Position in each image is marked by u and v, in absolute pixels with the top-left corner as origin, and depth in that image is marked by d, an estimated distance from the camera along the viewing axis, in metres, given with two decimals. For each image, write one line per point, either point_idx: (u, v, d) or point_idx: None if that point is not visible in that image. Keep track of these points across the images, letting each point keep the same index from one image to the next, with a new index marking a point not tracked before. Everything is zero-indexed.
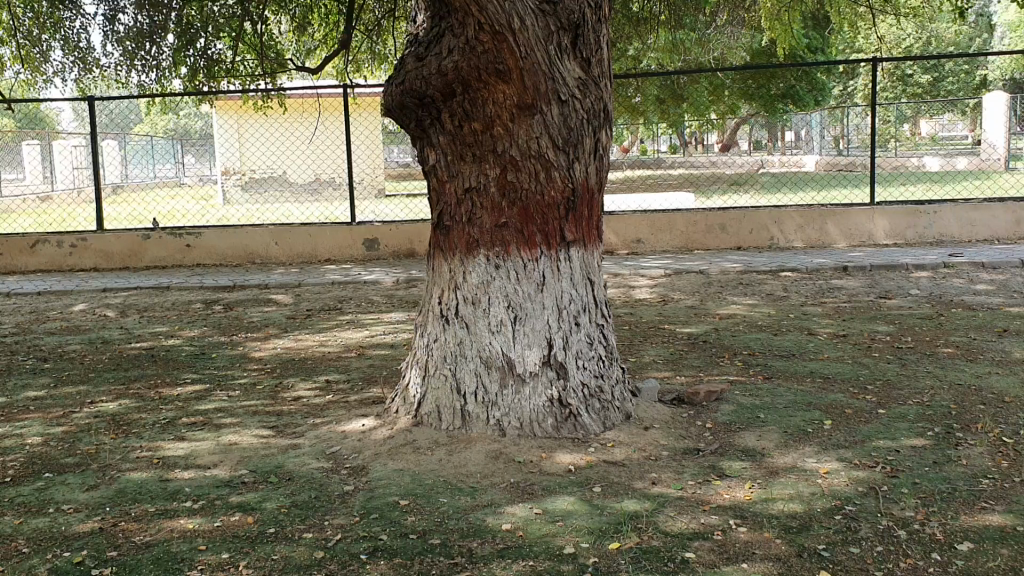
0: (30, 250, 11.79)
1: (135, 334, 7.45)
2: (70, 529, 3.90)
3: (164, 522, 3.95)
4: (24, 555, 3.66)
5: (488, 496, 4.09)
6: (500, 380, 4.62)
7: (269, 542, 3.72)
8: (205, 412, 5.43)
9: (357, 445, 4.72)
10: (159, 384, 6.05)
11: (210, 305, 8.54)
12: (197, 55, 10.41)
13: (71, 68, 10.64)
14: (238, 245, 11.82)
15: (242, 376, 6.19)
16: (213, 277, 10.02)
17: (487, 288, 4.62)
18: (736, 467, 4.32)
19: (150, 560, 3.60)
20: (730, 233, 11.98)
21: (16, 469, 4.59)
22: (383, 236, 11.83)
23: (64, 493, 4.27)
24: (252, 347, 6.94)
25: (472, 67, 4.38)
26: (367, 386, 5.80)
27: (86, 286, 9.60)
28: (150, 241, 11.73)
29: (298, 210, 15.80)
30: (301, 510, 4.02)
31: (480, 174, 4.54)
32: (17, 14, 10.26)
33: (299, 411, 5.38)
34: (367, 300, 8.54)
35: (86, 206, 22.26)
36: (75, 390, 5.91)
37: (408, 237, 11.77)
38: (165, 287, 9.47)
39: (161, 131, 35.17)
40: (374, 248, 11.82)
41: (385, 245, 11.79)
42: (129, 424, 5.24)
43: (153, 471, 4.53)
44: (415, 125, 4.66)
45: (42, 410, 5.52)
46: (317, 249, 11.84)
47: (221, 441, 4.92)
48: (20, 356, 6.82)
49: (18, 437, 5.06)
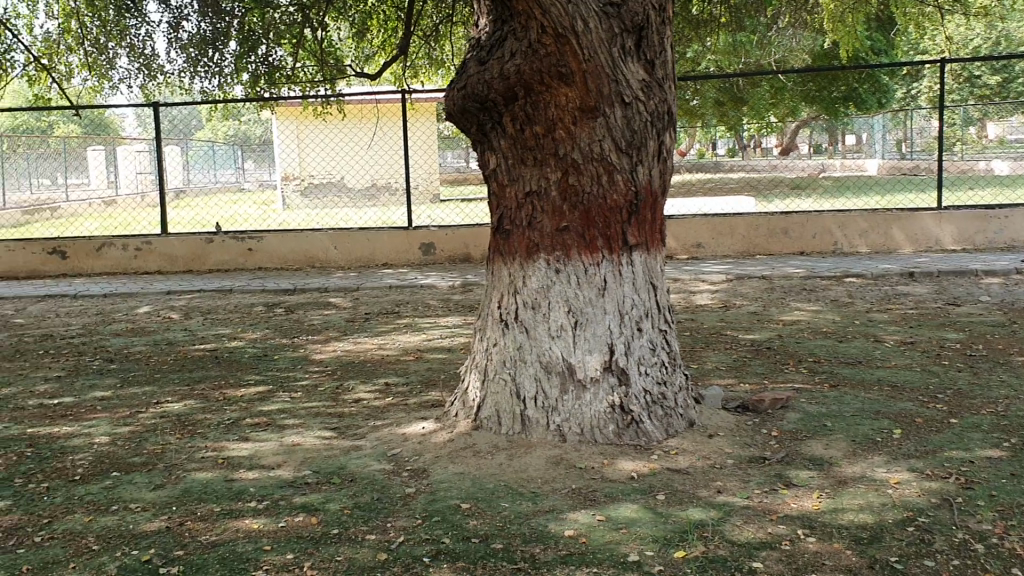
0: (96, 253, 11.95)
1: (198, 336, 7.56)
2: (138, 528, 4.00)
3: (230, 522, 4.03)
4: (94, 553, 3.79)
5: (551, 502, 4.05)
6: (560, 385, 4.58)
7: (333, 544, 3.79)
8: (268, 413, 5.49)
9: (417, 448, 4.71)
10: (221, 385, 6.12)
11: (272, 308, 8.63)
12: (258, 62, 10.41)
13: (137, 75, 10.76)
14: (298, 249, 11.92)
15: (304, 377, 6.24)
16: (275, 280, 10.11)
17: (547, 292, 4.60)
18: (803, 476, 4.22)
19: (216, 559, 3.70)
20: (793, 237, 11.79)
21: (85, 468, 4.71)
22: (438, 240, 11.88)
23: (131, 492, 4.38)
24: (313, 349, 7.00)
25: (535, 70, 4.39)
26: (426, 389, 5.80)
27: (151, 289, 9.75)
28: (212, 244, 11.92)
29: (357, 215, 15.97)
30: (363, 512, 4.07)
31: (541, 177, 4.53)
32: (85, 23, 10.46)
33: (360, 413, 5.40)
34: (424, 304, 8.56)
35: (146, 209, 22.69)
36: (141, 391, 6.03)
37: (464, 241, 11.84)
38: (228, 291, 9.58)
39: (223, 138, 35.83)
40: (431, 252, 11.88)
41: (442, 249, 11.86)
42: (195, 424, 5.32)
43: (219, 472, 4.60)
44: (476, 129, 4.69)
45: (109, 410, 5.63)
46: (374, 253, 11.91)
47: (284, 442, 4.95)
48: (88, 356, 6.98)
49: (86, 436, 5.17)
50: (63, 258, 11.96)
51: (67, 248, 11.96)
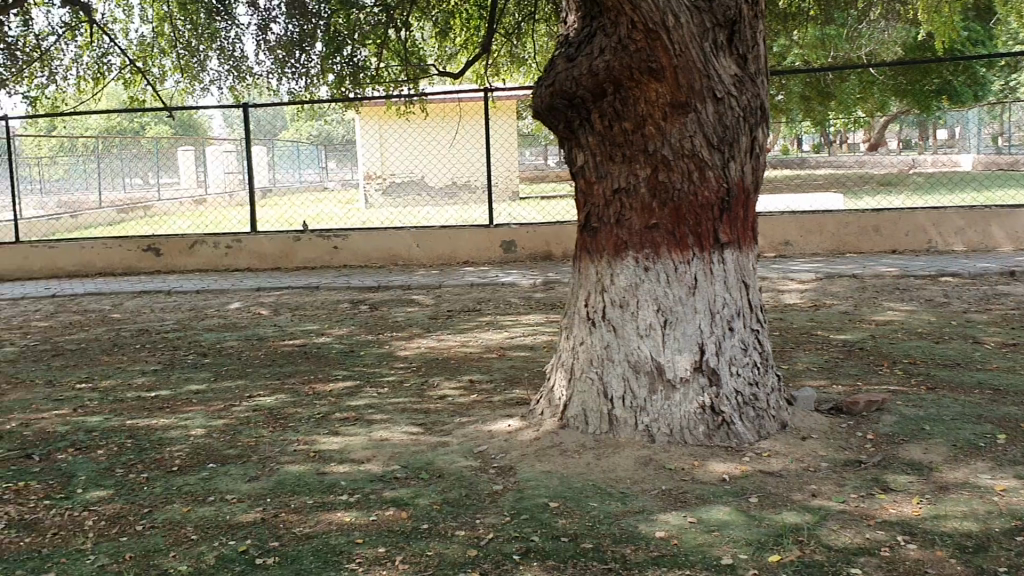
0: (188, 250, 12.25)
1: (287, 331, 7.72)
2: (234, 518, 4.11)
3: (322, 515, 4.10)
4: (193, 543, 3.90)
5: (640, 502, 4.02)
6: (648, 385, 4.53)
7: (423, 539, 3.83)
8: (356, 407, 5.57)
9: (504, 445, 4.72)
10: (310, 379, 6.23)
11: (357, 304, 8.76)
12: (343, 63, 10.57)
13: (227, 77, 11.03)
14: (382, 246, 12.08)
15: (390, 373, 6.31)
16: (360, 277, 10.24)
17: (636, 290, 4.55)
18: (902, 481, 4.10)
19: (310, 551, 3.77)
20: (885, 235, 11.48)
21: (183, 459, 4.86)
22: (520, 238, 11.93)
23: (228, 483, 4.50)
24: (398, 346, 7.08)
25: (625, 66, 4.36)
26: (510, 386, 5.81)
27: (240, 286, 9.97)
28: (299, 242, 12.13)
29: (438, 213, 16.10)
30: (452, 507, 4.09)
31: (630, 174, 4.49)
32: (178, 26, 10.79)
33: (446, 409, 5.43)
34: (507, 302, 8.58)
35: None
36: (234, 384, 6.19)
37: (546, 240, 11.85)
38: (315, 287, 9.75)
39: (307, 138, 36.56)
40: (512, 250, 11.91)
41: (524, 247, 11.87)
42: (286, 418, 5.44)
43: (310, 465, 4.68)
44: (563, 126, 4.67)
45: (204, 403, 5.80)
46: (456, 251, 11.99)
47: (372, 437, 5.01)
48: (183, 350, 7.19)
49: (183, 428, 5.33)
50: (158, 255, 12.28)
51: (161, 245, 12.28)
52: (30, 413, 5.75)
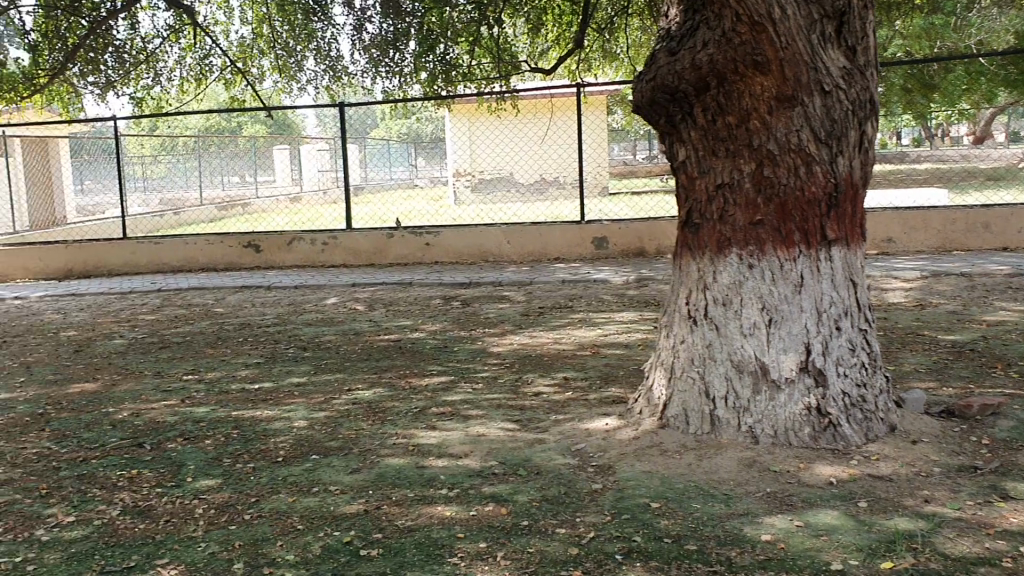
0: (286, 246, 12.50)
1: (382, 326, 7.84)
2: (338, 510, 4.19)
3: (423, 508, 4.15)
4: (299, 532, 3.99)
5: (744, 504, 3.94)
6: (752, 385, 4.44)
7: (525, 535, 3.83)
8: (452, 402, 5.62)
9: (602, 444, 4.69)
10: (406, 374, 6.32)
11: (449, 301, 8.83)
12: (436, 61, 10.74)
13: (323, 77, 11.24)
14: (473, 243, 12.15)
15: (484, 369, 6.35)
16: (452, 274, 10.32)
17: (739, 288, 4.47)
18: (1022, 489, 3.92)
19: (413, 544, 3.82)
20: (995, 232, 11.08)
21: (287, 450, 4.99)
22: (612, 235, 11.87)
23: (330, 475, 4.60)
24: (491, 342, 7.11)
25: (729, 59, 4.28)
26: (606, 384, 5.78)
27: (336, 282, 10.16)
28: (394, 239, 12.30)
29: (527, 209, 16.15)
30: (552, 505, 4.09)
31: (734, 169, 4.41)
32: (277, 27, 11.04)
33: (542, 406, 5.44)
34: (599, 299, 8.53)
35: None
36: (333, 378, 6.32)
37: (639, 237, 11.79)
38: (408, 283, 9.87)
39: (396, 135, 37.04)
40: (604, 247, 11.85)
41: (616, 243, 11.82)
42: (385, 411, 5.52)
43: (410, 458, 4.74)
44: (665, 121, 4.62)
45: (305, 396, 5.94)
46: (547, 247, 11.99)
47: (469, 432, 5.05)
48: (283, 344, 7.37)
49: (286, 420, 5.47)
50: (258, 251, 12.57)
51: (260, 242, 12.56)
52: (141, 404, 5.98)
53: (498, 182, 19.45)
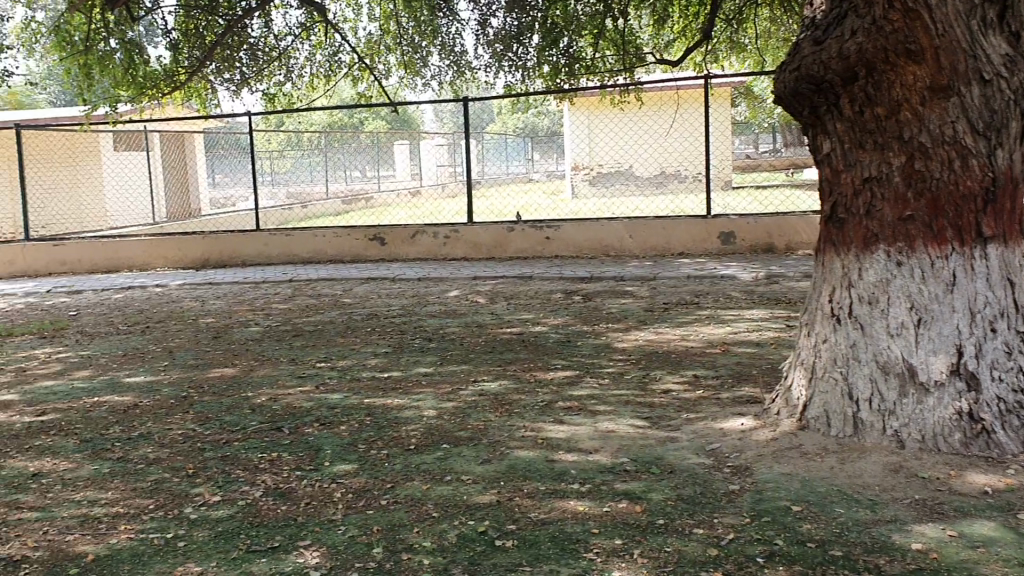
0: (409, 239, 12.72)
1: (505, 319, 7.88)
2: (471, 499, 4.23)
3: (556, 502, 4.14)
4: (434, 520, 4.05)
5: (891, 511, 3.79)
6: (898, 388, 4.26)
7: (661, 533, 3.78)
8: (579, 397, 5.59)
9: (737, 443, 4.59)
10: (531, 367, 6.33)
11: (571, 295, 8.82)
12: (560, 54, 10.63)
13: (447, 72, 11.39)
14: (594, 237, 12.12)
15: (610, 365, 6.30)
16: (572, 268, 10.30)
17: (886, 286, 4.32)
18: None
19: (547, 537, 3.82)
20: None
21: (418, 439, 5.07)
22: (739, 229, 11.71)
23: (461, 464, 4.64)
24: (616, 337, 7.05)
25: (880, 48, 4.10)
26: (738, 383, 5.65)
27: (458, 274, 10.28)
28: (514, 232, 12.36)
29: (648, 204, 16.01)
30: (688, 504, 4.02)
31: (882, 163, 4.25)
32: (404, 24, 11.28)
33: (672, 404, 5.36)
34: (725, 296, 8.36)
35: None
36: (459, 369, 6.39)
37: (767, 231, 11.62)
38: (529, 277, 9.91)
39: (512, 128, 37.28)
40: (731, 241, 11.72)
41: (744, 238, 11.66)
42: (511, 404, 5.54)
43: (540, 451, 4.74)
44: (809, 112, 4.49)
45: (432, 386, 6.03)
46: (671, 242, 11.89)
47: (598, 427, 5.02)
48: (409, 334, 7.50)
49: (415, 409, 5.57)
50: (382, 244, 12.82)
51: (385, 235, 12.81)
52: (277, 389, 6.18)
53: (616, 175, 20.01)
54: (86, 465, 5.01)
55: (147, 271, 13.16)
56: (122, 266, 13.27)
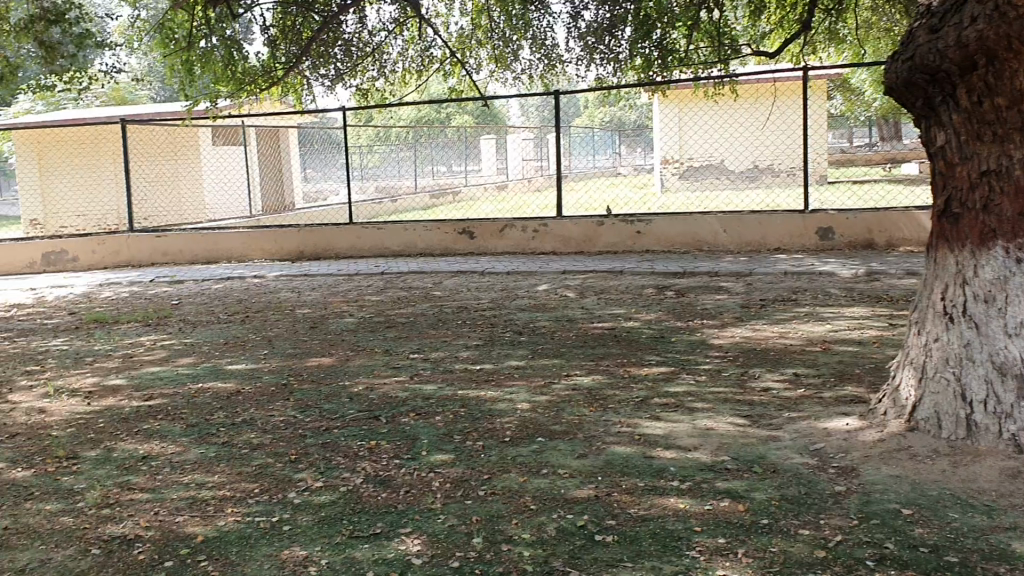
0: (499, 233, 12.75)
1: (597, 314, 7.84)
2: (569, 493, 4.21)
3: (655, 498, 4.10)
4: (533, 512, 4.05)
5: (1010, 518, 3.64)
6: (1017, 390, 4.08)
7: (765, 533, 3.70)
8: (676, 394, 5.52)
9: (842, 444, 4.47)
10: (625, 362, 6.29)
11: (663, 290, 8.72)
12: (652, 47, 10.58)
13: (538, 65, 11.39)
14: (687, 231, 11.99)
15: (706, 361, 6.21)
16: (664, 263, 10.20)
17: (1004, 283, 4.15)
18: None
19: (648, 533, 3.78)
20: None
21: (514, 431, 5.08)
22: (838, 224, 11.47)
23: (558, 458, 4.63)
24: (711, 333, 6.95)
25: (1002, 35, 3.90)
26: (841, 383, 5.51)
27: (547, 268, 10.27)
28: (604, 226, 12.28)
29: (740, 199, 15.75)
30: (792, 504, 3.93)
31: (1002, 155, 4.10)
32: (495, 18, 11.36)
33: (772, 402, 5.25)
34: (824, 293, 8.16)
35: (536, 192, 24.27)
36: (552, 363, 6.38)
37: (867, 227, 11.35)
38: (620, 272, 9.85)
39: (599, 122, 37.10)
40: (829, 238, 11.48)
41: (842, 234, 11.41)
42: (606, 399, 5.51)
43: (637, 447, 4.70)
44: (922, 103, 4.35)
45: (526, 379, 6.04)
46: (766, 237, 11.70)
47: (697, 424, 4.95)
48: (500, 328, 7.52)
49: (510, 401, 5.59)
50: (472, 238, 12.89)
51: (475, 228, 12.88)
52: (373, 379, 6.27)
53: (708, 169, 19.93)
54: (192, 449, 5.17)
55: (245, 262, 13.52)
56: (221, 257, 13.66)
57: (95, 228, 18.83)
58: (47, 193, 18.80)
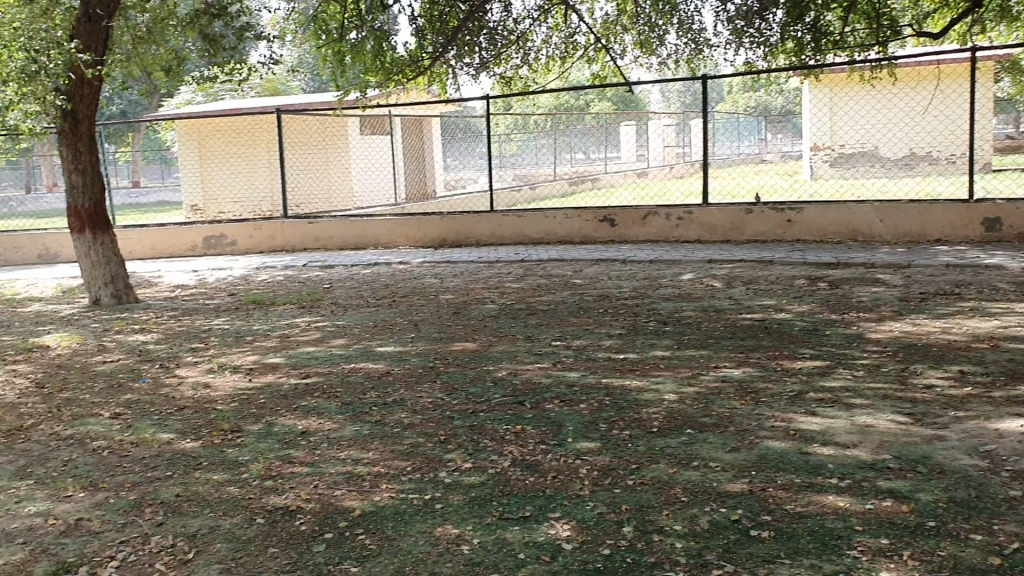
0: (642, 220, 12.63)
1: (745, 305, 7.67)
2: (721, 486, 4.14)
3: (813, 495, 3.98)
4: (685, 504, 4.00)
5: None
6: None
7: (933, 536, 3.54)
8: (831, 389, 5.35)
9: (1018, 447, 4.23)
10: (776, 355, 6.13)
11: (815, 281, 8.45)
12: (806, 29, 10.30)
13: (685, 50, 11.29)
14: (840, 220, 11.61)
15: (863, 356, 5.98)
16: (815, 253, 9.89)
17: None
18: None
19: (806, 531, 3.67)
20: None
21: (662, 421, 5.04)
22: (1007, 215, 10.83)
23: (709, 451, 4.56)
24: (867, 327, 6.69)
25: None
26: (1014, 382, 5.20)
27: (692, 257, 10.12)
28: (752, 214, 11.99)
29: (896, 187, 15.12)
30: (962, 508, 3.75)
31: None
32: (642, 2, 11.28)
33: (937, 400, 5.01)
34: (991, 287, 7.73)
35: (678, 180, 24.06)
36: (700, 353, 6.29)
37: None
38: (769, 261, 9.61)
39: (742, 106, 36.28)
40: (996, 228, 10.87)
41: (1011, 226, 10.77)
42: (757, 392, 5.39)
43: (792, 443, 4.58)
44: None
45: (673, 369, 5.97)
46: (926, 228, 11.19)
47: (855, 421, 4.78)
48: (644, 317, 7.46)
49: (657, 392, 5.54)
50: (614, 225, 12.81)
51: (617, 216, 12.78)
52: (517, 364, 6.34)
53: (862, 155, 19.53)
54: (347, 426, 5.36)
55: (391, 248, 13.89)
56: (368, 242, 14.08)
57: (251, 215, 19.78)
58: (208, 179, 19.84)
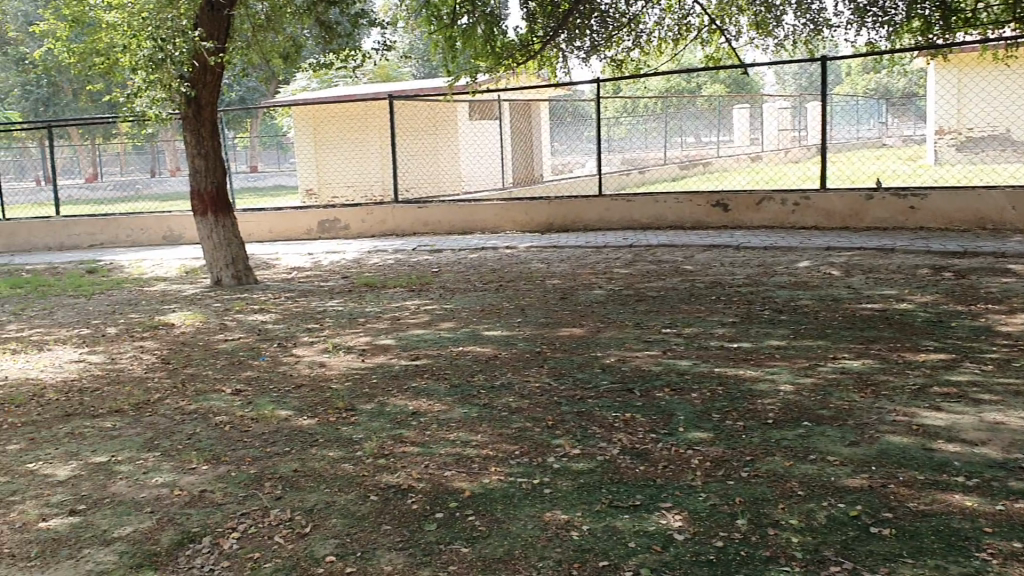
0: (756, 206, 12.35)
1: (864, 294, 7.42)
2: (840, 481, 4.03)
3: (938, 494, 3.83)
4: (801, 498, 3.90)
5: None
6: None
7: None
8: (958, 383, 5.12)
9: None
10: (898, 347, 5.91)
11: (939, 271, 8.10)
12: (934, 7, 9.90)
13: (803, 30, 11.01)
14: (969, 208, 11.13)
15: (992, 350, 5.71)
16: (940, 241, 9.48)
17: None
18: None
19: (930, 530, 3.54)
20: None
21: (778, 413, 4.92)
22: None
23: (827, 444, 4.43)
24: (997, 319, 6.38)
25: None
26: None
27: (808, 244, 9.84)
28: (873, 200, 11.61)
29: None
30: None
31: None
32: None
33: None
34: None
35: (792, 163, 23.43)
36: (816, 344, 6.12)
37: None
38: (890, 249, 9.26)
39: (862, 88, 35.03)
40: None
41: None
42: (878, 385, 5.21)
43: (916, 438, 4.41)
44: None
45: (788, 359, 5.82)
46: None
47: (984, 418, 4.57)
48: (758, 305, 7.30)
49: (772, 382, 5.41)
50: (727, 211, 12.55)
51: (729, 201, 12.52)
52: (626, 351, 6.30)
53: (992, 140, 18.66)
54: (456, 408, 5.43)
55: (498, 232, 13.99)
56: (476, 226, 14.20)
57: (363, 199, 20.36)
58: (322, 164, 20.40)
